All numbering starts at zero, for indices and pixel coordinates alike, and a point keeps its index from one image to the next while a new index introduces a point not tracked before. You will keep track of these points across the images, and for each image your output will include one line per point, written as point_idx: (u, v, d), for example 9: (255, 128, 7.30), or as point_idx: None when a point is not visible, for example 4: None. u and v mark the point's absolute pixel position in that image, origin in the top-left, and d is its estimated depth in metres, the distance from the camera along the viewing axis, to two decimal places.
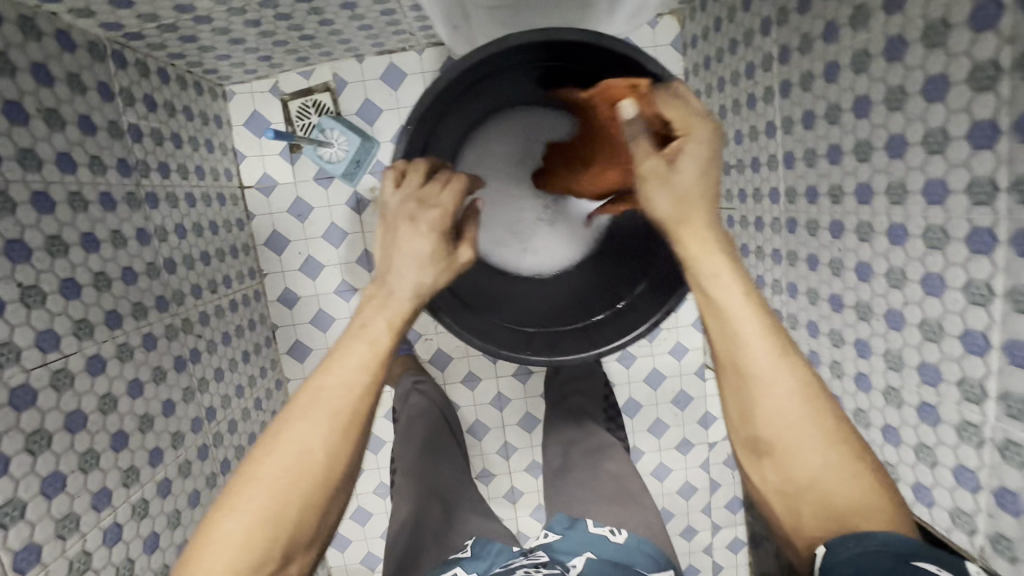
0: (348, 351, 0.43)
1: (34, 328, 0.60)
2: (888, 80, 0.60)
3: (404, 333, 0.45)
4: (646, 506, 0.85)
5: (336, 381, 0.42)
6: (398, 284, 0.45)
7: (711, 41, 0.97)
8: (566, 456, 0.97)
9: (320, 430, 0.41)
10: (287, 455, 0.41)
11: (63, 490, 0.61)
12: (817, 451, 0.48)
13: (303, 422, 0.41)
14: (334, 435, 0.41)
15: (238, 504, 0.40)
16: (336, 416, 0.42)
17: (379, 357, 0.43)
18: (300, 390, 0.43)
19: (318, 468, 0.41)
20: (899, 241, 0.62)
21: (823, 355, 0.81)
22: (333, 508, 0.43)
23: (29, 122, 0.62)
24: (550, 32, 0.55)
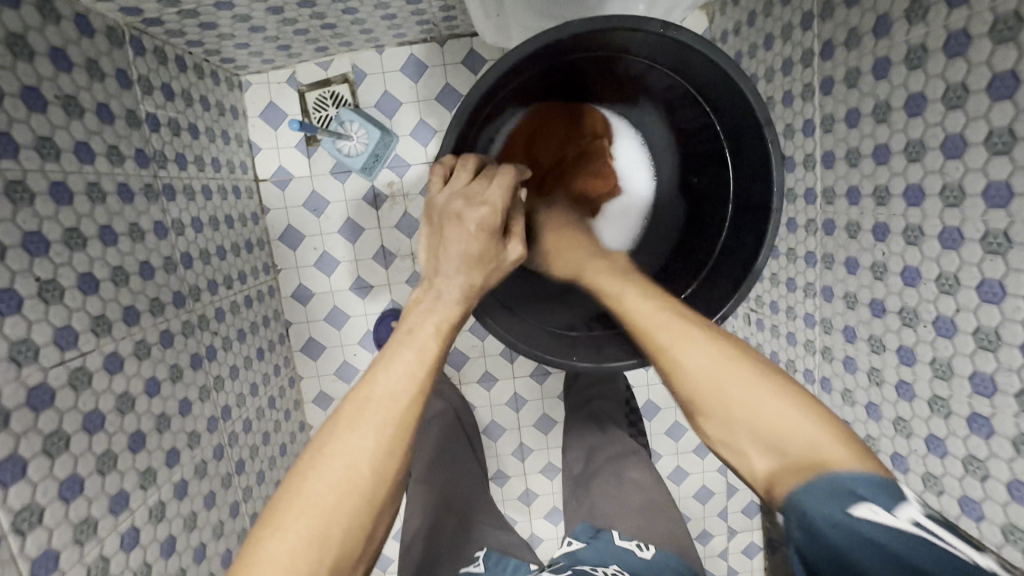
0: (396, 360, 0.42)
1: (52, 325, 0.57)
2: (947, 77, 0.57)
3: (449, 340, 0.44)
4: (675, 520, 0.83)
5: (382, 390, 0.41)
6: (445, 288, 0.45)
7: (743, 36, 0.95)
8: (589, 462, 0.96)
9: (367, 444, 0.39)
10: (334, 471, 0.39)
11: (82, 494, 0.59)
12: (741, 384, 0.46)
13: (350, 435, 0.39)
14: (382, 448, 0.39)
15: (279, 528, 0.37)
16: (383, 428, 0.40)
17: (429, 364, 0.42)
18: (344, 400, 0.41)
19: (365, 484, 0.39)
20: (953, 246, 0.60)
21: (860, 361, 0.77)
22: (377, 528, 0.41)
23: (47, 109, 0.60)
24: (611, 20, 0.49)
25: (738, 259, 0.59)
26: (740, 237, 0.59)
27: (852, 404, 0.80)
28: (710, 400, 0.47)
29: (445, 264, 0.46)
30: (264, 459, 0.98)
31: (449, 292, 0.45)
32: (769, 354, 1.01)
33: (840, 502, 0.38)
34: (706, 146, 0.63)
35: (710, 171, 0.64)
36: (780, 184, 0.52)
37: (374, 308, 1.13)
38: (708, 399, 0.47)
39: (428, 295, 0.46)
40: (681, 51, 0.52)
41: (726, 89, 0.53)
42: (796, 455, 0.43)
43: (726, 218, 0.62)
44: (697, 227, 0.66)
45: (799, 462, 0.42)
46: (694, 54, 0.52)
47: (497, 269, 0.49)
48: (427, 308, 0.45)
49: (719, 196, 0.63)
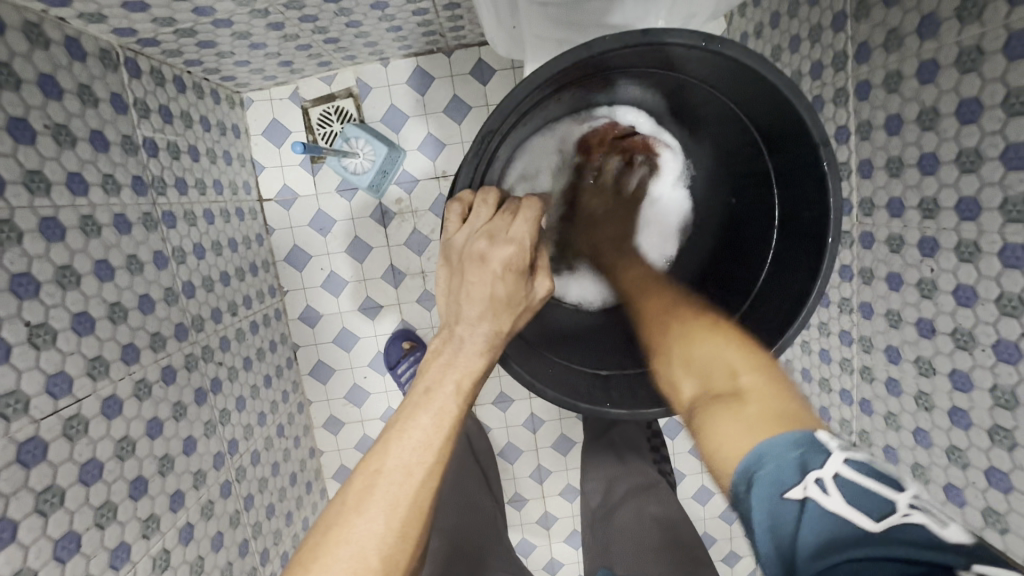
0: (410, 427, 0.39)
1: (44, 372, 0.54)
2: (1008, 81, 0.52)
3: (468, 401, 0.42)
4: (703, 562, 0.79)
5: (394, 460, 0.38)
6: (468, 336, 0.43)
7: (766, 38, 0.90)
8: (609, 495, 0.90)
9: (379, 524, 0.36)
10: (340, 561, 0.35)
11: (79, 551, 0.55)
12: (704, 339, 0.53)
13: (359, 518, 0.36)
14: (391, 530, 0.36)
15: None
16: (395, 506, 0.37)
17: (443, 429, 0.40)
18: (353, 475, 0.38)
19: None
20: (1017, 264, 0.55)
21: (905, 384, 0.71)
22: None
23: (37, 140, 0.56)
24: (650, 34, 0.45)
25: (788, 290, 0.54)
26: (787, 266, 0.55)
27: (898, 429, 0.74)
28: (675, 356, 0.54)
29: (468, 310, 0.43)
30: (274, 491, 0.94)
31: (472, 345, 0.43)
32: (800, 371, 0.96)
33: (770, 463, 0.37)
34: (748, 165, 0.59)
35: (753, 193, 0.59)
36: (837, 212, 0.47)
37: (384, 329, 1.09)
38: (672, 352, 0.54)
39: (448, 349, 0.43)
40: (726, 67, 0.48)
41: (774, 107, 0.48)
42: (723, 387, 0.47)
43: (771, 242, 0.57)
44: (738, 254, 0.62)
45: (722, 392, 0.46)
46: (737, 70, 0.47)
47: (525, 310, 0.46)
48: (445, 361, 0.42)
49: (762, 221, 0.58)
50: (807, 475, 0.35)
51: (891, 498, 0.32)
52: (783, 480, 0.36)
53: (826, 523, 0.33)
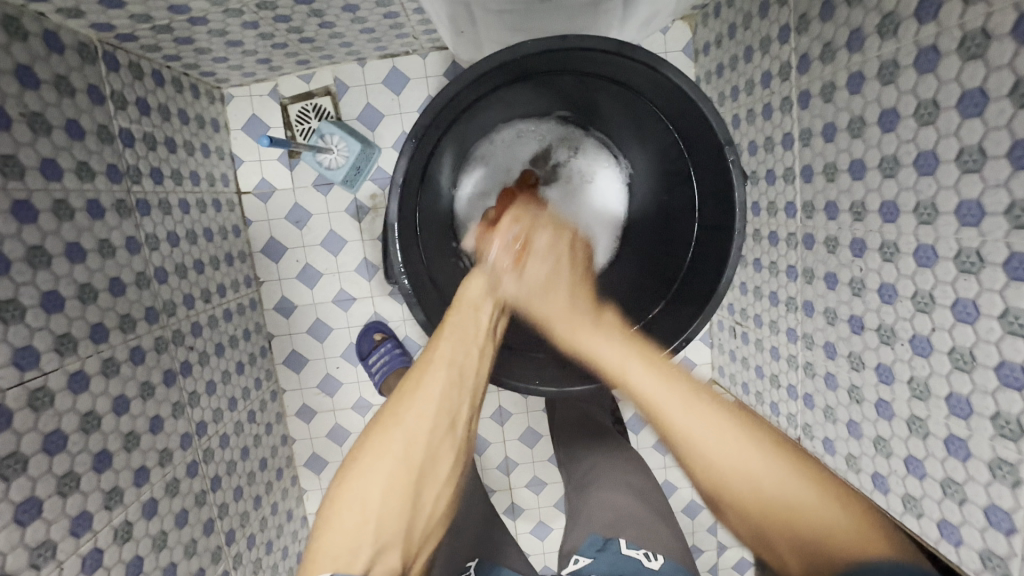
0: (439, 360, 0.52)
1: (12, 345, 0.57)
2: (918, 93, 0.56)
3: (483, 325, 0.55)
4: (673, 530, 0.87)
5: (432, 406, 0.50)
6: (478, 310, 0.56)
7: (724, 48, 0.94)
8: (590, 471, 0.97)
9: (453, 358, 0.52)
10: (387, 463, 0.48)
11: (40, 516, 0.58)
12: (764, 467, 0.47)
13: (444, 341, 0.53)
14: (426, 444, 0.49)
15: (338, 507, 0.47)
16: (436, 430, 0.50)
17: (455, 364, 0.52)
18: (396, 393, 0.52)
19: (456, 373, 0.52)
20: (928, 264, 0.58)
21: (841, 379, 0.75)
22: (429, 510, 0.50)
23: (12, 126, 0.59)
24: (568, 40, 0.51)
25: (704, 276, 0.59)
26: (703, 256, 0.60)
27: (834, 422, 0.78)
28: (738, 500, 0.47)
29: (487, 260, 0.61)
30: (242, 474, 0.97)
31: (482, 317, 0.56)
32: (754, 368, 0.99)
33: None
34: (672, 163, 0.63)
35: (677, 190, 0.64)
36: (741, 204, 0.53)
37: (356, 320, 1.12)
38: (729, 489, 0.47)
39: (465, 311, 0.55)
40: (640, 71, 0.54)
41: (685, 107, 0.55)
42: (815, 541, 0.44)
43: (692, 234, 0.62)
44: (666, 246, 0.65)
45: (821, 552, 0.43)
46: (647, 72, 0.54)
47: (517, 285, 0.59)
48: (472, 326, 0.55)
49: (684, 215, 0.63)
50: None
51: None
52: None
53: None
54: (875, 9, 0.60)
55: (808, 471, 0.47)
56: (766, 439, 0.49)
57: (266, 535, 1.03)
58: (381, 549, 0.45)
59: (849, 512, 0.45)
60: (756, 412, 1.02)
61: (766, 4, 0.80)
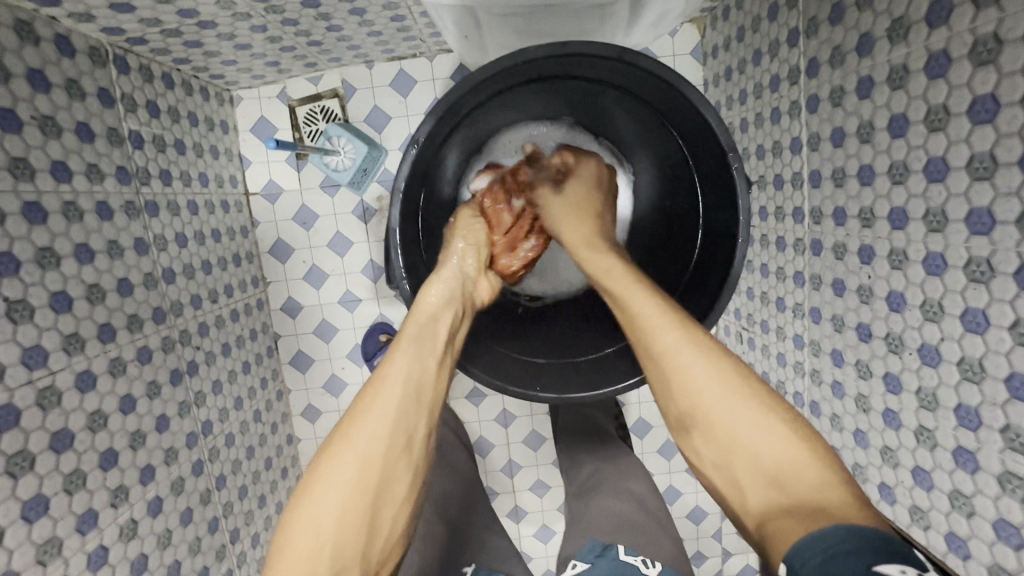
0: (392, 378, 0.49)
1: (20, 344, 0.58)
2: (928, 98, 0.55)
3: (440, 336, 0.53)
4: (671, 538, 0.87)
5: (389, 423, 0.47)
6: (436, 321, 0.53)
7: (733, 51, 0.93)
8: (590, 476, 0.97)
9: (406, 373, 0.49)
10: (339, 488, 0.44)
11: (46, 514, 0.59)
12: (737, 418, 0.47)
13: (398, 359, 0.50)
14: (383, 464, 0.46)
15: (289, 537, 0.43)
16: (393, 447, 0.47)
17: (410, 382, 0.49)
18: (343, 421, 0.48)
19: (411, 390, 0.49)
20: (937, 272, 0.57)
21: (848, 387, 0.74)
22: (387, 536, 0.46)
23: (23, 129, 0.60)
24: (569, 46, 0.51)
25: (708, 285, 0.58)
26: (707, 264, 0.60)
27: (841, 430, 0.77)
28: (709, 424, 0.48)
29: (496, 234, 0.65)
30: (248, 473, 0.98)
31: (440, 330, 0.53)
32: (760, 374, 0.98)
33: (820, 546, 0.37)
34: (676, 168, 0.63)
35: (681, 196, 0.63)
36: (746, 212, 0.52)
37: (362, 321, 1.13)
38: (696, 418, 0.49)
39: (420, 324, 0.52)
40: (643, 76, 0.54)
41: (689, 113, 0.54)
42: (790, 490, 0.43)
43: (696, 242, 0.62)
44: (669, 253, 0.65)
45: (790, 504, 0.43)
46: (649, 78, 0.53)
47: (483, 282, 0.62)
48: (426, 340, 0.52)
49: (688, 220, 0.63)
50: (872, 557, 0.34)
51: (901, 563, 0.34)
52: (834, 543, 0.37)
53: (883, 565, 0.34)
54: (885, 13, 0.59)
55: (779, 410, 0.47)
56: (736, 376, 0.49)
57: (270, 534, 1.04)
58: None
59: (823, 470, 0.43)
60: None
61: (775, 7, 0.79)
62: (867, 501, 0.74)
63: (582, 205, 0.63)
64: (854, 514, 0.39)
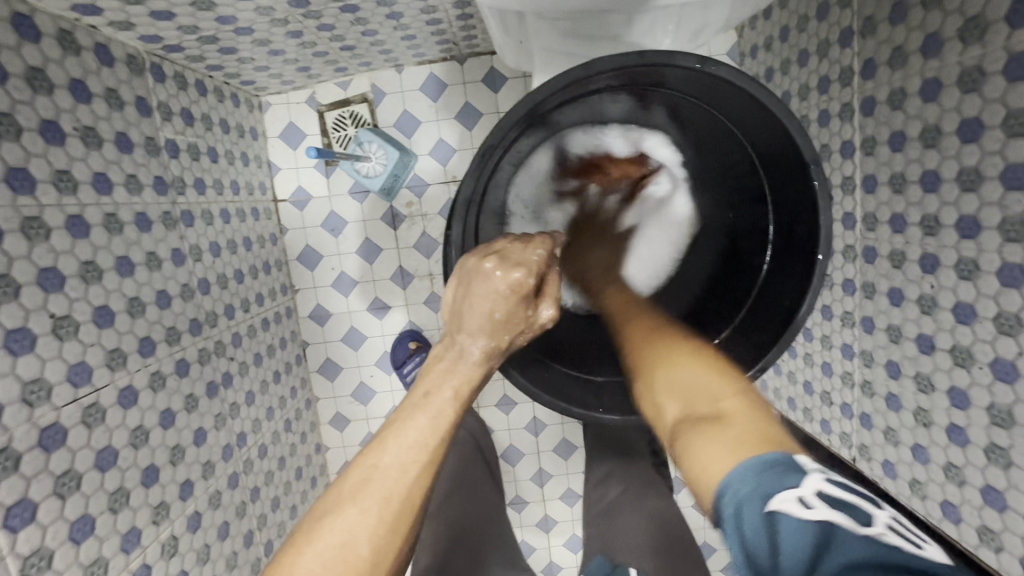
0: (408, 436, 0.42)
1: (66, 362, 0.56)
2: (1008, 102, 0.53)
3: (465, 405, 0.46)
4: (692, 563, 0.84)
5: (389, 486, 0.40)
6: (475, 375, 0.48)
7: (775, 52, 0.90)
8: (610, 496, 0.94)
9: (420, 435, 0.42)
10: (323, 553, 0.38)
11: (93, 533, 0.58)
12: (677, 361, 0.53)
13: (416, 417, 0.43)
14: (375, 535, 0.39)
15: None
16: (388, 518, 0.40)
17: (436, 450, 0.42)
18: (343, 474, 0.42)
19: (423, 461, 0.41)
20: (1014, 284, 0.55)
21: (905, 400, 0.71)
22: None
23: (66, 142, 0.59)
24: (646, 56, 0.49)
25: (781, 301, 0.57)
26: (778, 280, 0.58)
27: (896, 444, 0.74)
28: (650, 372, 0.53)
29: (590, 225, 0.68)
30: (280, 484, 0.97)
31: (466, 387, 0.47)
32: (802, 383, 0.96)
33: (744, 488, 0.38)
34: (745, 181, 0.62)
35: (747, 208, 0.63)
36: (827, 228, 0.51)
37: (391, 329, 1.11)
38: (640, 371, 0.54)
39: (443, 377, 0.46)
40: (719, 87, 0.52)
41: (766, 124, 0.53)
42: (704, 410, 0.47)
43: (765, 255, 0.61)
44: (735, 266, 0.65)
45: (705, 414, 0.46)
46: (727, 89, 0.52)
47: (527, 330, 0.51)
48: (441, 392, 0.45)
49: (756, 234, 0.62)
50: (780, 496, 0.35)
51: (817, 505, 0.34)
52: (745, 485, 0.38)
53: (811, 533, 0.33)
54: (957, 13, 0.56)
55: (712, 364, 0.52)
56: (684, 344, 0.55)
57: None
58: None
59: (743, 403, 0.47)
60: (803, 428, 0.98)
61: (824, 6, 0.76)
62: (927, 517, 0.71)
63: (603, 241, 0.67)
64: (755, 431, 0.43)
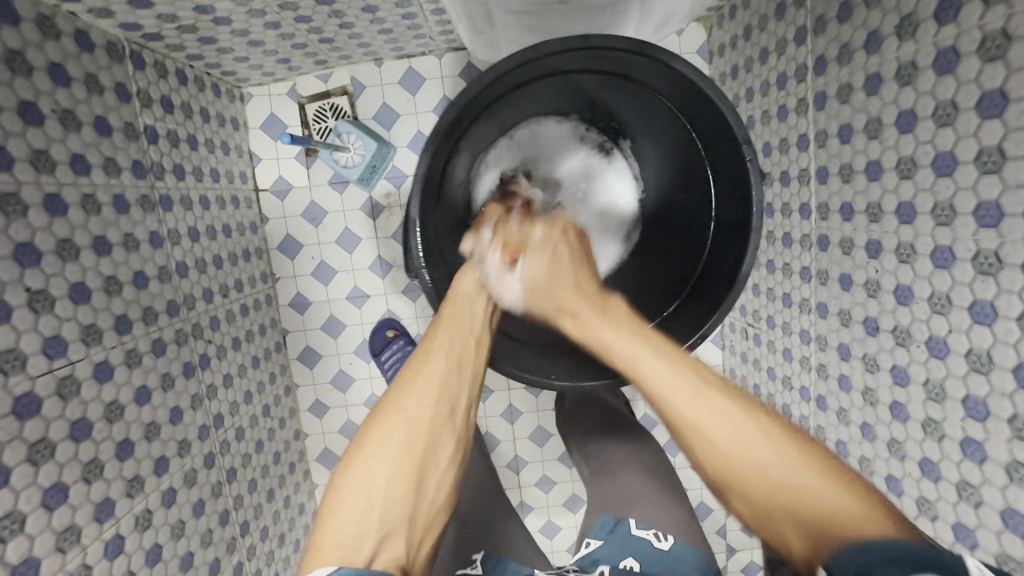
0: (438, 345, 0.55)
1: (41, 334, 0.58)
2: (937, 94, 0.56)
3: (477, 320, 0.58)
4: (683, 506, 0.87)
5: (432, 394, 0.52)
6: (474, 301, 0.59)
7: (740, 49, 0.94)
8: (597, 459, 0.97)
9: (448, 344, 0.55)
10: (389, 449, 0.49)
11: (66, 501, 0.60)
12: (782, 471, 0.44)
13: (442, 332, 0.56)
14: (428, 432, 0.51)
15: (339, 498, 0.47)
16: (436, 417, 0.52)
17: (458, 354, 0.55)
18: (391, 388, 0.54)
19: (450, 360, 0.54)
20: (946, 265, 0.58)
21: (854, 381, 0.75)
22: (432, 496, 0.51)
23: (44, 123, 0.61)
24: (588, 39, 0.54)
25: (721, 275, 0.62)
26: (719, 254, 0.63)
27: (847, 424, 0.78)
28: (742, 491, 0.46)
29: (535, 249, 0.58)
30: (257, 467, 0.98)
31: (478, 309, 0.58)
32: (766, 370, 0.99)
33: None
34: (689, 164, 0.66)
35: (692, 192, 0.66)
36: (758, 202, 0.56)
37: (370, 317, 1.13)
38: (728, 486, 0.47)
39: (460, 303, 0.58)
40: (659, 71, 0.58)
41: (703, 107, 0.58)
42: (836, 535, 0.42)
43: (707, 236, 0.65)
44: (681, 248, 0.68)
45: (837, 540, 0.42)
46: (666, 71, 0.57)
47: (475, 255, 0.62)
48: (466, 314, 0.58)
49: (699, 216, 0.66)
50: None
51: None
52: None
53: None
54: (893, 11, 0.60)
55: (805, 443, 0.46)
56: (769, 425, 0.46)
57: (278, 528, 1.04)
58: (384, 539, 0.47)
59: (859, 500, 0.43)
60: None
61: (782, 6, 0.80)
62: None
63: (544, 282, 0.56)
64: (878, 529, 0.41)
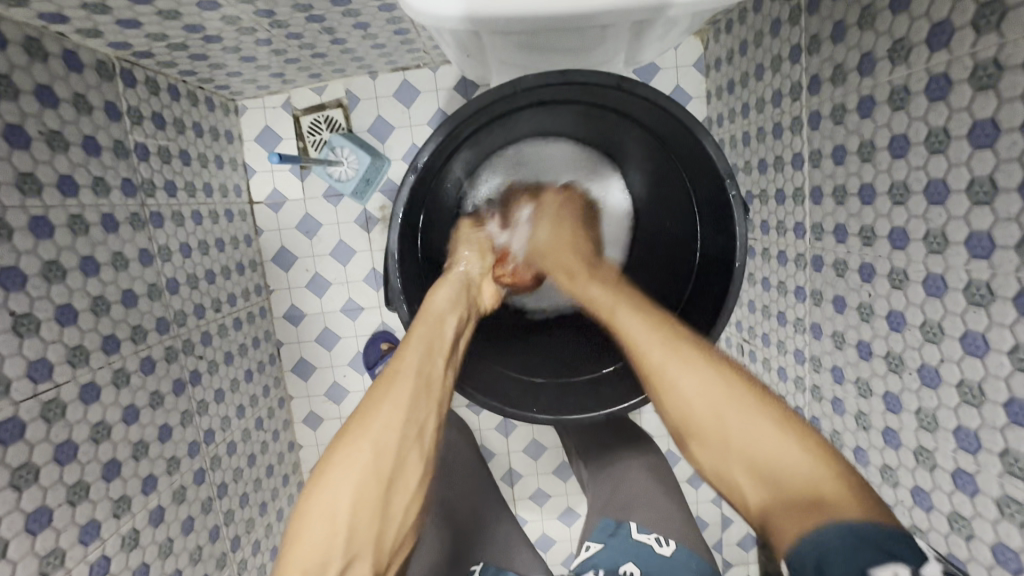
0: (408, 365, 0.52)
1: (26, 358, 0.58)
2: (929, 120, 0.55)
3: (442, 340, 0.56)
4: (684, 509, 0.86)
5: (401, 413, 0.49)
6: (443, 322, 0.57)
7: (735, 64, 0.93)
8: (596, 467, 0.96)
9: (417, 363, 0.52)
10: (354, 475, 0.45)
11: (50, 525, 0.60)
12: (736, 419, 0.45)
13: (409, 352, 0.53)
14: (396, 453, 0.47)
15: (305, 524, 0.43)
16: (406, 439, 0.48)
17: (428, 374, 0.53)
18: (358, 409, 0.49)
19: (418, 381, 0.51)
20: (937, 293, 0.57)
21: (848, 404, 0.74)
22: (399, 521, 0.47)
23: (31, 145, 0.61)
24: (567, 74, 0.54)
25: (705, 306, 0.62)
26: (705, 286, 0.63)
27: (841, 447, 0.77)
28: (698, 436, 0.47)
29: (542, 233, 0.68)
30: (248, 481, 0.98)
31: (446, 330, 0.57)
32: None
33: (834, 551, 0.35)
34: (675, 193, 0.66)
35: (679, 220, 0.67)
36: (743, 238, 0.56)
37: (364, 329, 1.13)
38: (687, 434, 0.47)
39: (430, 322, 0.56)
40: (640, 103, 0.57)
41: (687, 140, 0.58)
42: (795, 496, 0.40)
43: (694, 264, 0.66)
44: (667, 275, 0.68)
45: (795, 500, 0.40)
46: (647, 105, 0.57)
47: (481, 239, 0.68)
48: (437, 334, 0.56)
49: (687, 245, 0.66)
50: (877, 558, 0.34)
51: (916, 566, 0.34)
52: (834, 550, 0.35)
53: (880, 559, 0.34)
54: (886, 34, 0.59)
55: (773, 406, 0.45)
56: (736, 378, 0.48)
57: (270, 541, 1.04)
58: (350, 566, 0.43)
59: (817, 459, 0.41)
60: None
61: (777, 23, 0.79)
62: None
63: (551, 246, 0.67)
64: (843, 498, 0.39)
